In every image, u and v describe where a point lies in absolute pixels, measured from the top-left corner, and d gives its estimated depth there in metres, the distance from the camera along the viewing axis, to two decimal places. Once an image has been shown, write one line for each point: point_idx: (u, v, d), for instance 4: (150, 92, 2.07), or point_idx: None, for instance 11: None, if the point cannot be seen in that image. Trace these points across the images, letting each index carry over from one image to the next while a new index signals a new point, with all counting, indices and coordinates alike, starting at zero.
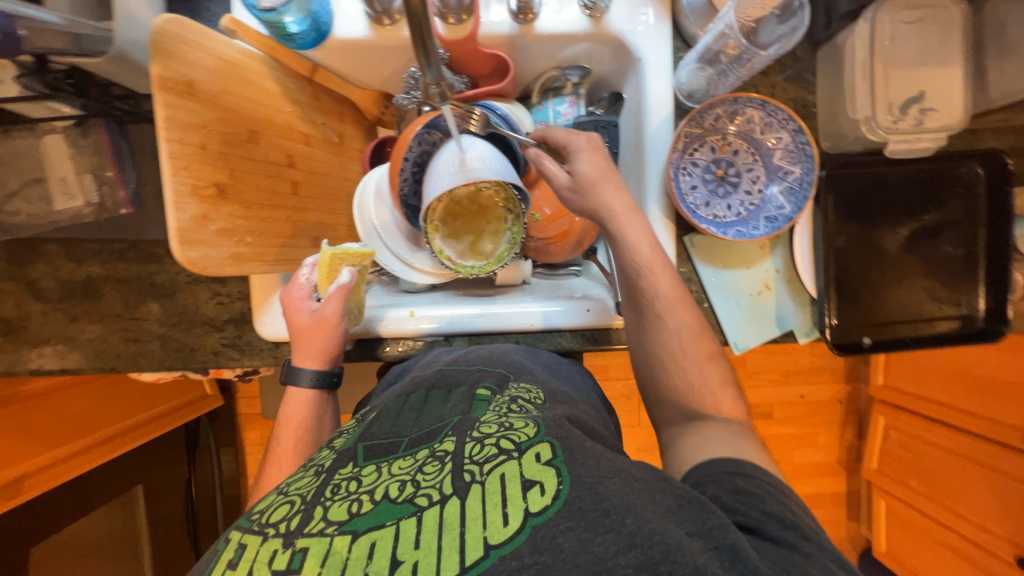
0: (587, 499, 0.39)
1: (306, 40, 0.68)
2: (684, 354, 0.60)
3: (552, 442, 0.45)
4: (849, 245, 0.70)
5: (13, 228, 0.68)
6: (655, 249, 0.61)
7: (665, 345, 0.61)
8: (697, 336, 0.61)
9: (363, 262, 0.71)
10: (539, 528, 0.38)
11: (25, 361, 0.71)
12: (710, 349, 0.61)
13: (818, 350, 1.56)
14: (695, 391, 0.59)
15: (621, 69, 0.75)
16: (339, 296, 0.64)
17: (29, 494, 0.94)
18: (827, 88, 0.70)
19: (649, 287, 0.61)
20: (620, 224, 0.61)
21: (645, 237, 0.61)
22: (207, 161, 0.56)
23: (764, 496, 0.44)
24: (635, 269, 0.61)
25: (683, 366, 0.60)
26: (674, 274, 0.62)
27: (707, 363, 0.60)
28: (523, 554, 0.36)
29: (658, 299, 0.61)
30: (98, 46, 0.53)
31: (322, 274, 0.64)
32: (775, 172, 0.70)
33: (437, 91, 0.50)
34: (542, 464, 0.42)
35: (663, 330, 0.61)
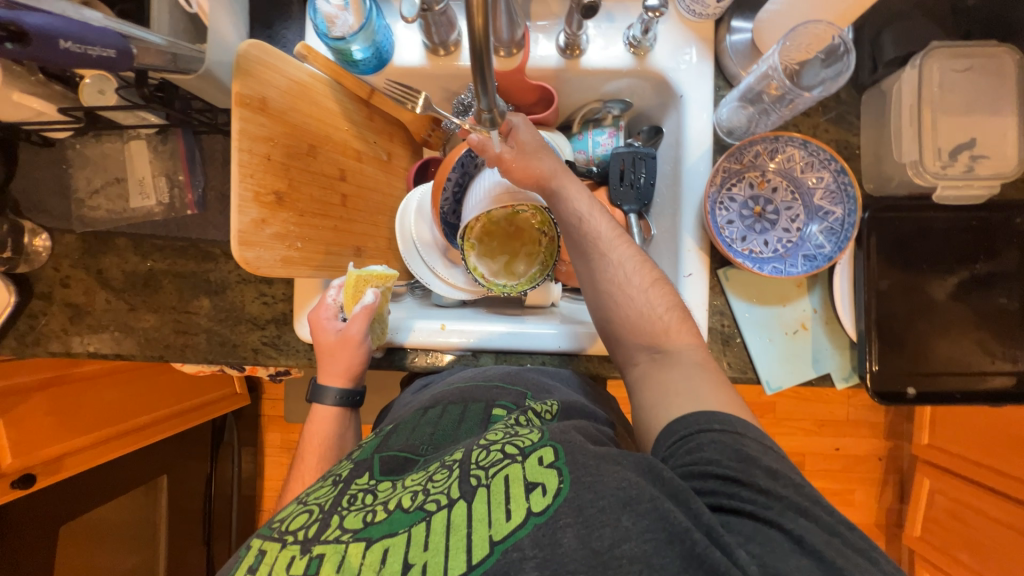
0: (586, 495, 0.41)
1: (368, 66, 0.73)
2: (628, 282, 0.61)
3: (555, 446, 0.45)
4: (893, 290, 0.67)
5: (93, 222, 0.75)
6: (592, 199, 0.66)
7: (610, 275, 0.62)
8: (639, 264, 0.62)
9: (387, 284, 0.72)
10: (540, 526, 0.39)
11: (85, 344, 0.76)
12: (653, 275, 0.62)
13: (857, 401, 1.48)
14: (646, 316, 0.59)
15: (662, 104, 0.77)
16: (363, 316, 0.65)
17: (67, 472, 0.99)
18: (872, 131, 0.69)
19: (591, 229, 0.64)
20: (560, 181, 0.67)
21: (581, 191, 0.66)
22: (271, 171, 0.61)
23: (719, 458, 0.45)
24: (577, 216, 0.65)
25: (628, 294, 0.60)
26: (613, 221, 0.66)
27: (653, 287, 0.61)
28: (525, 546, 0.38)
29: (600, 239, 0.63)
30: (190, 65, 0.58)
31: (349, 294, 0.67)
32: (815, 211, 0.70)
33: (488, 116, 0.54)
34: (545, 466, 0.43)
35: (608, 265, 0.62)
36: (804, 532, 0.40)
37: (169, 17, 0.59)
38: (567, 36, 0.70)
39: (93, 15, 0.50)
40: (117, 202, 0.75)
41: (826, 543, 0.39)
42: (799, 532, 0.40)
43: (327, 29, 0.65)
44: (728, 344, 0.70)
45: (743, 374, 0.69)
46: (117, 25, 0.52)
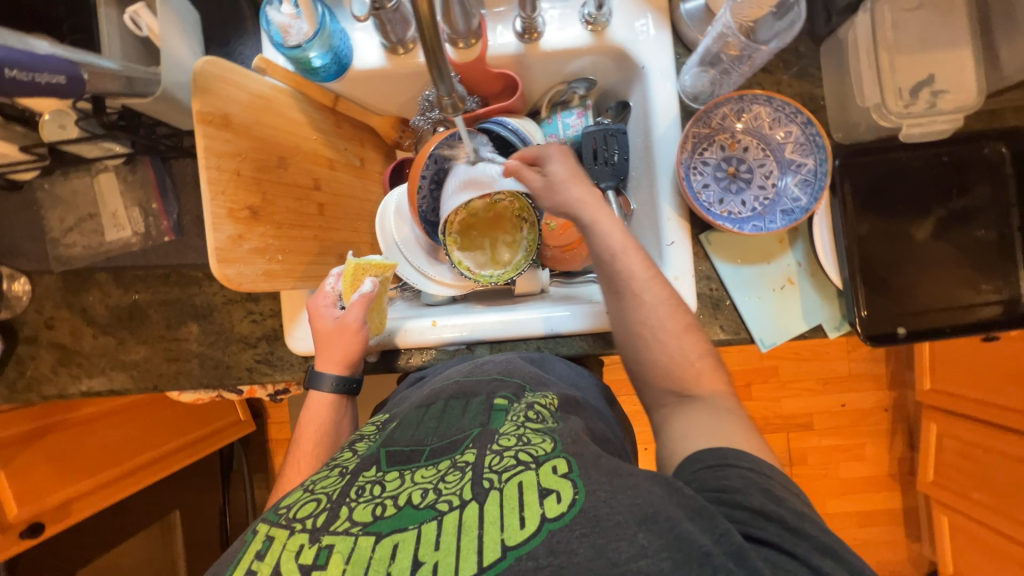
0: (602, 508, 0.40)
1: (328, 73, 0.73)
2: (661, 327, 0.58)
3: (568, 458, 0.45)
4: (873, 234, 0.68)
5: (71, 260, 0.74)
6: (627, 234, 0.62)
7: (643, 319, 0.59)
8: (673, 309, 0.59)
9: (386, 274, 0.73)
10: (555, 532, 0.39)
11: (78, 383, 0.76)
12: (686, 320, 0.59)
13: (857, 354, 1.49)
14: (677, 363, 0.57)
15: (625, 79, 0.77)
16: (362, 304, 0.66)
17: (77, 516, 1.00)
18: (833, 80, 0.70)
19: (624, 269, 0.60)
20: (592, 214, 0.63)
21: (616, 226, 0.62)
22: (242, 186, 0.61)
23: (747, 490, 0.44)
24: (610, 252, 0.61)
25: (661, 339, 0.58)
26: (647, 258, 0.62)
27: (685, 334, 0.58)
28: (539, 555, 0.37)
29: (634, 279, 0.60)
30: (148, 87, 0.59)
31: (348, 282, 0.67)
32: (788, 165, 0.71)
33: (448, 103, 0.53)
34: (559, 475, 0.43)
35: (641, 308, 0.59)
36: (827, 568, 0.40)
37: (121, 40, 0.59)
38: (523, 21, 0.70)
39: (41, 44, 0.49)
40: (92, 237, 0.74)
41: None
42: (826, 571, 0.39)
43: (283, 39, 0.66)
44: (719, 308, 0.70)
45: (738, 335, 0.70)
46: (67, 53, 0.51)
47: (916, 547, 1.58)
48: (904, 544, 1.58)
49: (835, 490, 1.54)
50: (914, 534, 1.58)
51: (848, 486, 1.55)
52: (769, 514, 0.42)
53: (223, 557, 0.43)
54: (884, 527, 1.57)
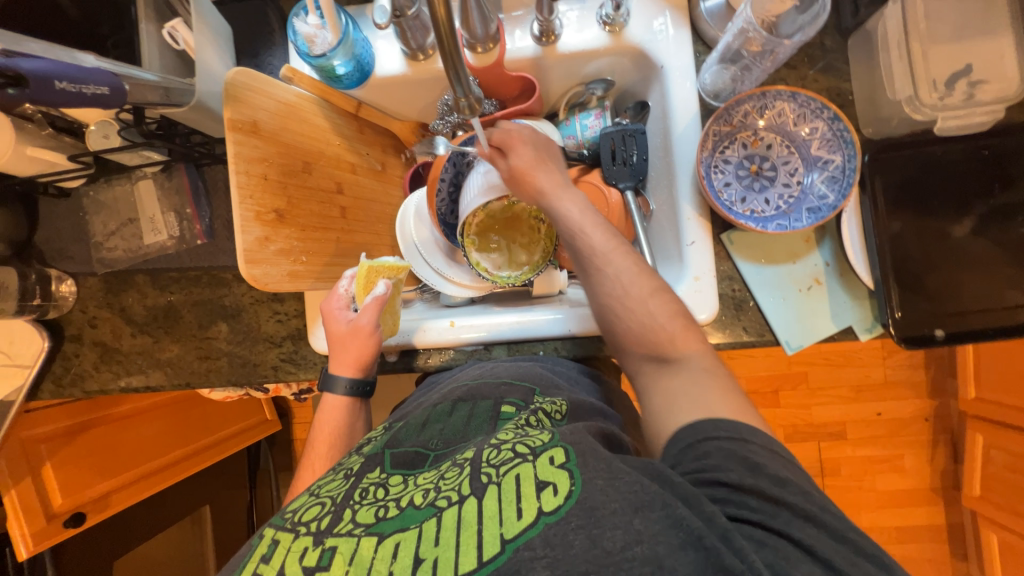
0: (598, 497, 0.39)
1: (351, 80, 0.75)
2: (627, 295, 0.57)
3: (566, 446, 0.44)
4: (906, 232, 0.65)
5: (112, 262, 0.78)
6: (585, 211, 0.63)
7: (609, 291, 0.58)
8: (638, 275, 0.57)
9: (397, 276, 0.75)
10: (551, 524, 0.38)
11: (117, 380, 0.80)
12: (654, 284, 0.57)
13: (894, 361, 1.42)
14: (648, 329, 0.55)
15: (644, 79, 0.77)
16: (374, 307, 0.67)
17: (114, 508, 1.04)
18: (861, 74, 0.68)
19: (586, 245, 0.61)
20: (550, 198, 0.65)
21: (575, 204, 0.63)
22: (269, 190, 0.63)
23: (727, 466, 0.43)
24: (572, 232, 0.62)
25: (628, 307, 0.56)
26: (609, 229, 0.62)
27: (653, 297, 0.56)
28: (536, 545, 0.37)
29: (596, 253, 0.60)
30: (184, 97, 0.63)
31: (360, 285, 0.68)
32: (814, 161, 0.69)
33: (466, 104, 0.55)
34: (556, 466, 0.42)
35: (605, 280, 0.58)
36: (814, 542, 0.39)
37: (159, 54, 0.63)
38: (541, 24, 0.70)
39: (87, 58, 0.53)
40: (132, 240, 0.78)
41: (834, 551, 0.38)
42: (809, 542, 0.38)
43: (309, 49, 0.68)
44: (742, 309, 0.69)
45: (762, 338, 0.68)
46: (110, 66, 0.54)
47: (962, 567, 1.48)
48: (948, 563, 1.49)
49: (871, 503, 1.46)
50: (959, 552, 1.48)
51: (885, 500, 1.47)
52: (749, 488, 0.41)
53: (230, 563, 0.45)
54: (926, 544, 1.49)
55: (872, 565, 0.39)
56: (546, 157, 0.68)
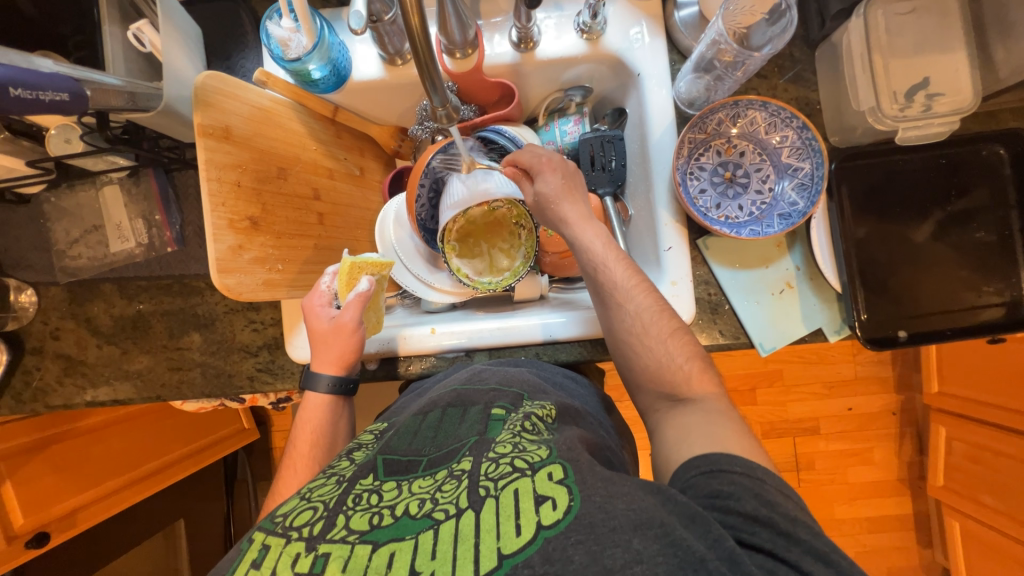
0: (598, 515, 0.40)
1: (328, 84, 0.74)
2: (646, 333, 0.58)
3: (564, 463, 0.44)
4: (871, 237, 0.68)
5: (76, 271, 0.75)
6: (608, 244, 0.63)
7: (628, 327, 0.59)
8: (658, 314, 0.59)
9: (382, 273, 0.75)
10: (551, 539, 0.38)
11: (83, 394, 0.76)
12: (674, 325, 0.59)
13: (863, 358, 1.47)
14: (664, 367, 0.57)
15: (622, 85, 0.78)
16: (357, 303, 0.67)
17: (83, 526, 0.99)
18: (828, 84, 0.70)
19: (607, 279, 0.62)
20: (574, 228, 0.65)
21: (597, 236, 0.64)
22: (242, 198, 0.62)
23: (740, 495, 0.43)
24: (592, 265, 0.63)
25: (648, 345, 0.58)
26: (631, 265, 0.63)
27: (672, 338, 0.58)
28: (535, 563, 0.37)
29: (618, 288, 0.61)
30: (150, 102, 0.60)
31: (343, 282, 0.67)
32: (784, 169, 0.71)
33: (443, 113, 0.54)
34: (555, 482, 0.42)
35: (625, 316, 0.60)
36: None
37: (124, 57, 0.61)
38: (519, 31, 0.71)
39: (45, 62, 0.51)
40: (97, 248, 0.75)
41: None
42: None
43: (282, 52, 0.67)
44: (718, 313, 0.70)
45: (737, 340, 0.70)
46: (70, 70, 0.52)
47: (928, 553, 1.55)
48: (915, 550, 1.55)
49: (843, 495, 1.52)
50: (924, 539, 1.55)
51: (856, 491, 1.52)
52: (761, 519, 0.41)
53: (217, 567, 0.44)
54: (894, 532, 1.55)
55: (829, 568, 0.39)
56: (572, 183, 0.68)
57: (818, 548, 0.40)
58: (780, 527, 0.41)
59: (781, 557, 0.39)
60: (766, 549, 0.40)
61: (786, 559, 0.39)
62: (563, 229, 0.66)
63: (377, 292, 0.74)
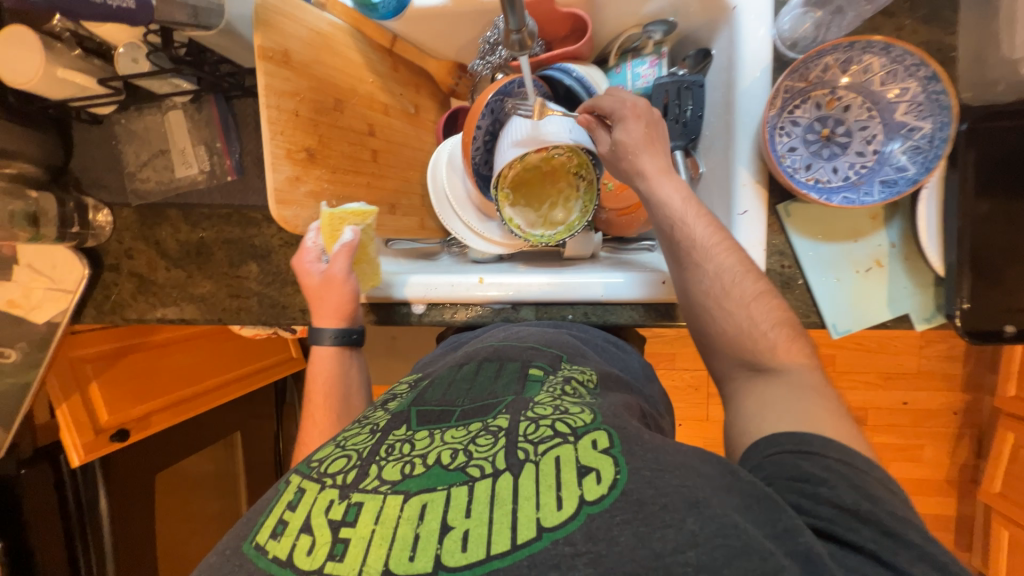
0: (646, 491, 0.37)
1: (388, 10, 0.69)
2: (726, 295, 0.54)
3: (609, 431, 0.42)
4: (994, 217, 0.58)
5: (146, 195, 0.78)
6: (688, 199, 0.58)
7: (706, 288, 0.55)
8: (743, 275, 0.54)
9: (368, 223, 0.66)
10: (594, 517, 0.36)
11: (155, 311, 0.82)
12: (759, 287, 0.54)
13: (932, 352, 1.35)
14: (744, 332, 0.53)
15: (709, 25, 0.68)
16: (345, 254, 0.63)
17: (155, 428, 1.10)
18: (972, 28, 0.59)
19: (687, 238, 0.57)
20: (651, 183, 0.59)
21: (677, 191, 0.58)
22: (300, 127, 0.61)
23: (834, 482, 0.39)
24: (671, 221, 0.58)
25: (726, 308, 0.54)
26: (713, 221, 0.58)
27: (757, 301, 0.53)
28: (576, 541, 0.35)
29: (697, 247, 0.56)
30: (211, 19, 0.57)
31: (326, 234, 0.63)
32: (896, 128, 0.61)
33: (518, 40, 0.49)
34: (598, 452, 0.40)
35: (704, 277, 0.56)
36: None
37: None
38: None
39: None
40: (164, 173, 0.77)
41: None
42: None
43: None
44: (789, 287, 0.64)
45: (807, 319, 0.64)
46: None
47: (966, 557, 1.49)
48: (953, 552, 1.49)
49: None
50: (964, 544, 1.48)
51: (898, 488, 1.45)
52: (864, 516, 0.37)
53: (256, 505, 0.45)
54: (931, 533, 1.48)
55: (940, 575, 0.35)
56: (654, 133, 0.61)
57: (931, 554, 0.36)
58: (883, 525, 0.37)
59: (850, 550, 0.36)
60: (864, 549, 0.36)
61: (887, 561, 0.35)
62: (638, 184, 0.61)
63: (366, 239, 0.67)
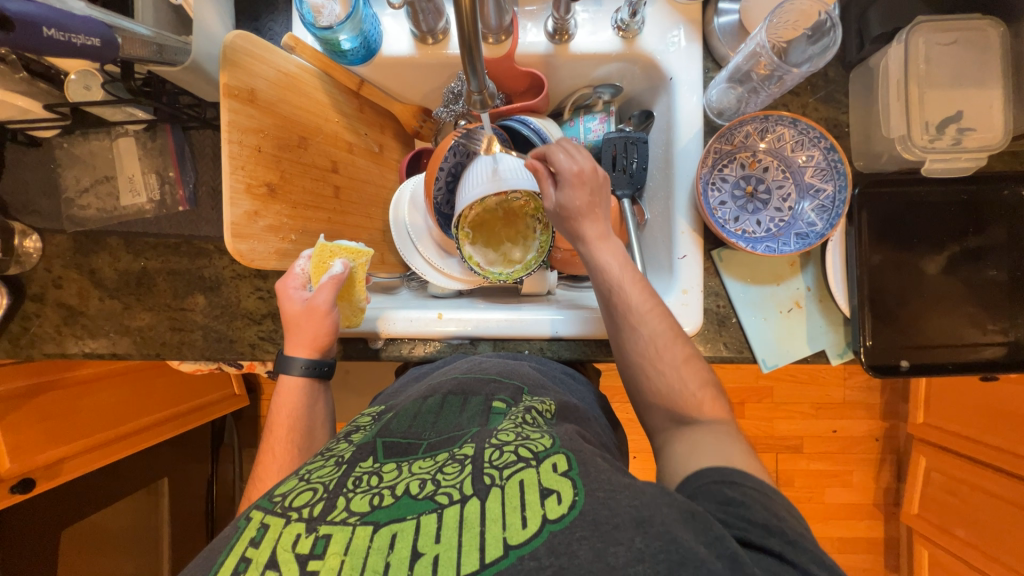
0: (602, 511, 0.38)
1: (356, 57, 0.72)
2: (659, 359, 0.59)
3: (568, 454, 0.44)
4: (885, 265, 0.68)
5: (84, 222, 0.74)
6: (626, 265, 0.62)
7: (641, 351, 0.60)
8: (673, 340, 0.60)
9: (360, 261, 0.70)
10: (556, 533, 0.37)
11: (80, 344, 0.76)
12: (687, 351, 0.60)
13: (854, 383, 1.48)
14: (676, 393, 0.58)
15: (652, 88, 0.77)
16: (331, 286, 0.64)
17: (67, 475, 1.00)
18: (860, 108, 0.70)
19: (624, 302, 0.61)
20: (591, 247, 0.64)
21: (616, 258, 0.63)
22: (262, 162, 0.62)
23: (750, 503, 0.43)
24: (609, 286, 0.62)
25: (659, 370, 0.59)
26: (647, 287, 0.63)
27: (685, 365, 0.59)
28: (541, 555, 0.36)
29: (633, 312, 0.61)
30: (177, 56, 0.58)
31: (315, 265, 0.65)
32: (806, 189, 0.71)
33: (477, 99, 0.54)
34: (559, 474, 0.42)
35: (639, 340, 0.60)
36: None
37: (155, 8, 0.59)
38: (555, 21, 0.70)
39: (78, 4, 0.51)
40: (107, 200, 0.74)
41: None
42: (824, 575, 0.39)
43: (314, 19, 0.65)
44: (725, 325, 0.70)
45: (741, 354, 0.70)
46: (103, 16, 0.52)
47: None
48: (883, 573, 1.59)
49: (819, 515, 1.54)
50: (892, 565, 1.58)
51: (832, 513, 1.55)
52: (772, 528, 0.42)
53: (212, 543, 0.41)
54: (863, 555, 1.58)
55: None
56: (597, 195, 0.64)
57: (823, 558, 0.41)
58: (787, 535, 0.41)
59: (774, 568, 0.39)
60: (772, 550, 0.40)
61: (791, 560, 0.40)
62: (579, 245, 0.65)
63: (356, 275, 0.69)
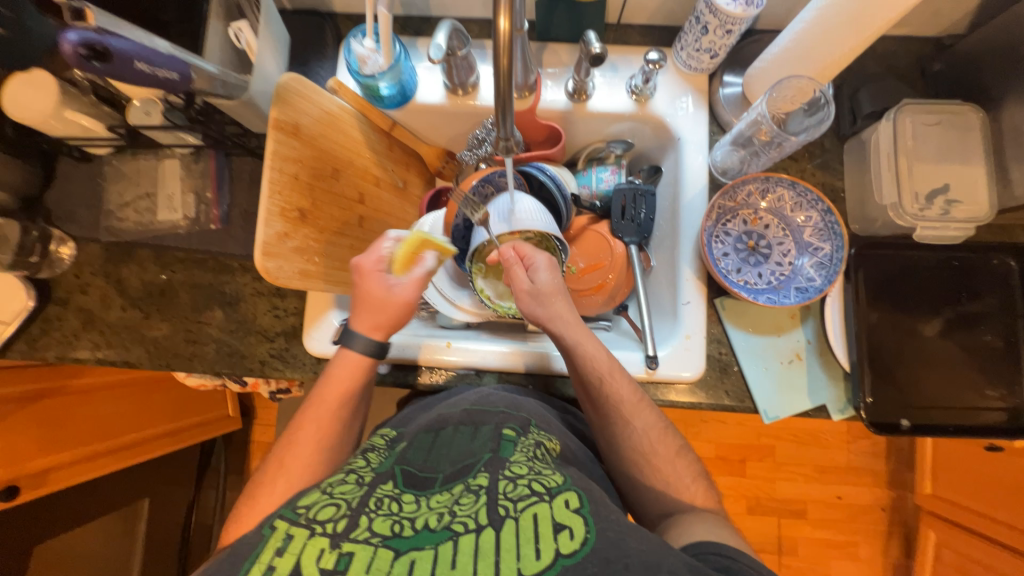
0: (613, 550, 0.39)
1: (392, 102, 0.79)
2: (655, 451, 0.60)
3: (580, 493, 0.45)
4: (882, 323, 0.70)
5: (119, 233, 0.78)
6: (611, 358, 0.65)
7: (635, 446, 0.61)
8: (662, 432, 0.62)
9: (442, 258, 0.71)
10: (570, 567, 0.37)
11: (95, 350, 0.77)
12: (677, 445, 0.62)
13: (857, 447, 1.46)
14: (672, 489, 0.59)
15: (661, 146, 0.83)
16: (421, 279, 0.65)
17: (53, 486, 0.93)
18: (855, 176, 0.76)
19: (613, 394, 0.63)
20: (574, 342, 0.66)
21: (599, 350, 0.65)
22: (298, 190, 0.66)
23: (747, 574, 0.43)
24: (598, 376, 0.64)
25: (655, 465, 0.60)
26: (631, 380, 0.65)
27: (678, 459, 0.61)
28: None
29: (623, 405, 0.62)
30: (234, 91, 0.65)
31: (405, 252, 0.65)
32: (805, 246, 0.75)
33: (504, 145, 0.58)
34: (571, 511, 0.42)
35: (631, 433, 0.61)
36: None
37: (220, 49, 0.66)
38: (575, 83, 0.77)
39: (161, 41, 0.55)
40: (144, 214, 0.79)
41: None
42: None
43: (359, 67, 0.72)
44: (727, 372, 0.72)
45: (741, 403, 0.71)
46: (180, 52, 0.57)
47: None
48: None
49: None
50: None
51: None
52: None
53: (231, 553, 0.42)
54: None
55: None
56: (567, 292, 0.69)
57: None
58: None
59: None
60: None
61: None
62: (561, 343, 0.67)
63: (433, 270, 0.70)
